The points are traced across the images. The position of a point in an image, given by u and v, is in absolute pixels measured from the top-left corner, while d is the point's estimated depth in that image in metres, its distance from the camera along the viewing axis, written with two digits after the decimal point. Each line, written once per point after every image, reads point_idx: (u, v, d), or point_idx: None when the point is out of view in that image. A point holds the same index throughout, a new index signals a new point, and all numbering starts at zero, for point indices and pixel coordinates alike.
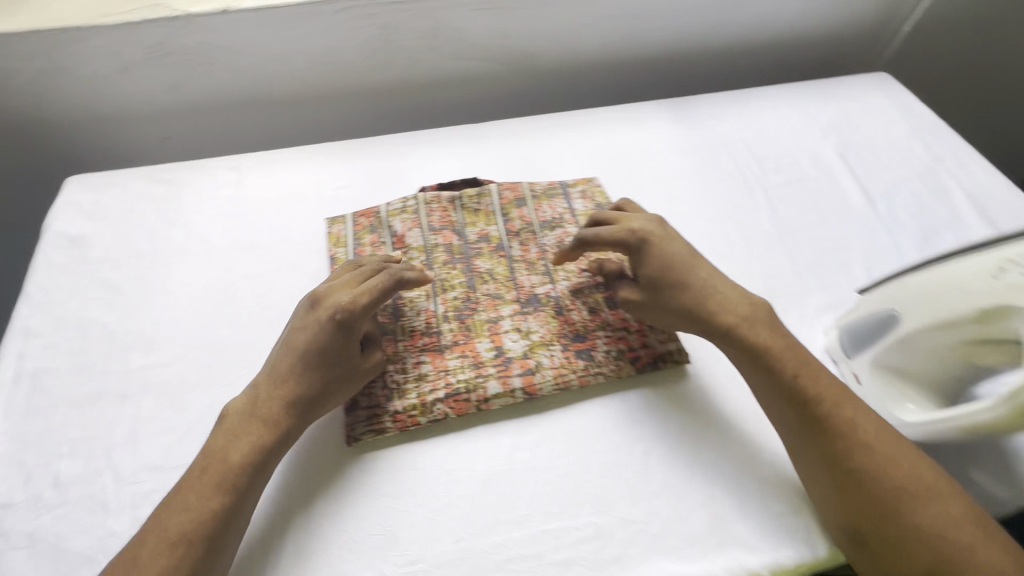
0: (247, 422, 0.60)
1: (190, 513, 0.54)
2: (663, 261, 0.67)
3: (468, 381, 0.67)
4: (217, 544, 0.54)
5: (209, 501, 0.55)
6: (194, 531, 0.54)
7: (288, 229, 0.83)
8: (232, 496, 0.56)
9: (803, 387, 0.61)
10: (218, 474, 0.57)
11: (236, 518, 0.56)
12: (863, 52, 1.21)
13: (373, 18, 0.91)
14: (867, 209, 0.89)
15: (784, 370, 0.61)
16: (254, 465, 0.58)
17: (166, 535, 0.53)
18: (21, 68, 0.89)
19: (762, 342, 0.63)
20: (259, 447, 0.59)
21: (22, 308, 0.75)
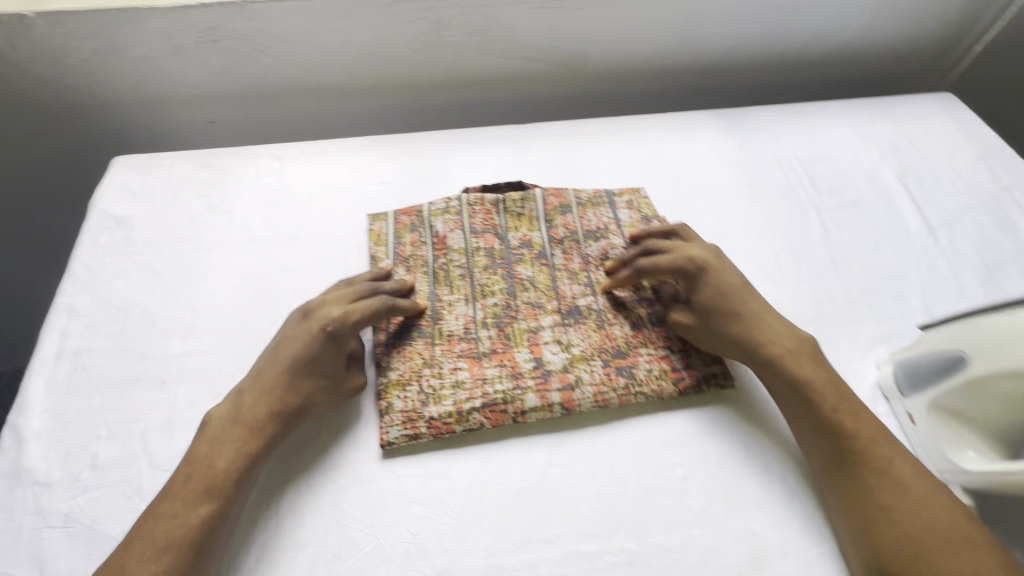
0: (231, 428, 0.60)
1: (173, 521, 0.54)
2: (719, 290, 0.67)
3: (505, 392, 0.65)
4: (203, 549, 0.54)
5: (193, 509, 0.55)
6: (181, 537, 0.54)
7: (328, 223, 0.83)
8: (216, 503, 0.56)
9: (840, 421, 0.59)
10: (198, 482, 0.57)
11: (222, 524, 0.56)
12: (926, 70, 1.16)
13: (426, 12, 0.90)
14: (927, 237, 0.85)
15: (822, 404, 0.60)
16: (239, 471, 0.58)
17: (152, 543, 0.53)
18: (78, 47, 0.90)
19: (806, 377, 0.62)
20: (244, 454, 0.59)
21: (67, 286, 0.75)
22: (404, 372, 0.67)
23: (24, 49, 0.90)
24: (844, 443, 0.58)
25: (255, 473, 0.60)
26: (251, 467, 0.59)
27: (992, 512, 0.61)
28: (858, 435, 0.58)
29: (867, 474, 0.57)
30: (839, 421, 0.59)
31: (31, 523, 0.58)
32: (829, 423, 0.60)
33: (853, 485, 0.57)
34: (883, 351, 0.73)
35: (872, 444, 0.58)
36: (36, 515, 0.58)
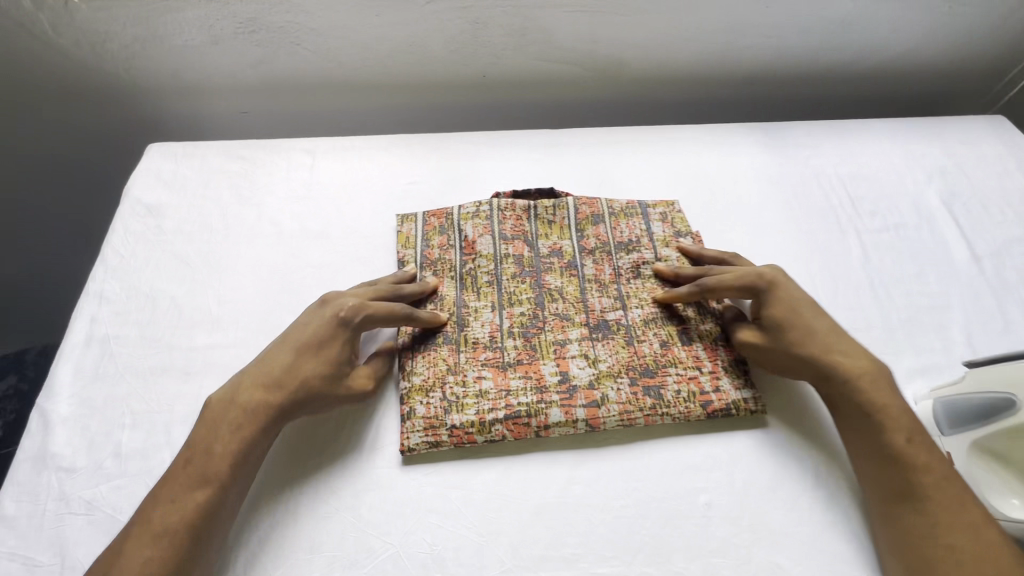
0: (230, 412, 0.59)
1: (174, 506, 0.54)
2: (795, 308, 0.66)
3: (529, 405, 0.64)
4: (199, 536, 0.53)
5: (193, 494, 0.55)
6: (177, 520, 0.53)
7: (357, 221, 0.82)
8: (213, 489, 0.55)
9: (911, 453, 0.57)
10: (198, 467, 0.56)
11: (220, 511, 0.55)
12: (977, 90, 1.12)
13: (464, 11, 0.89)
14: (972, 267, 0.82)
15: (897, 433, 0.58)
16: (236, 456, 0.57)
17: (151, 528, 0.53)
18: (119, 33, 0.90)
19: (884, 406, 0.59)
20: (240, 439, 0.58)
21: (99, 272, 0.76)
22: (428, 377, 0.66)
23: (67, 34, 0.91)
24: (912, 475, 0.56)
25: (253, 460, 0.59)
26: (248, 453, 0.58)
27: None
28: (930, 469, 0.56)
29: (935, 509, 0.54)
30: (911, 452, 0.57)
31: (54, 509, 0.58)
32: (898, 453, 0.57)
33: (916, 519, 0.54)
34: (922, 384, 0.70)
35: (943, 481, 0.55)
36: (59, 500, 0.59)
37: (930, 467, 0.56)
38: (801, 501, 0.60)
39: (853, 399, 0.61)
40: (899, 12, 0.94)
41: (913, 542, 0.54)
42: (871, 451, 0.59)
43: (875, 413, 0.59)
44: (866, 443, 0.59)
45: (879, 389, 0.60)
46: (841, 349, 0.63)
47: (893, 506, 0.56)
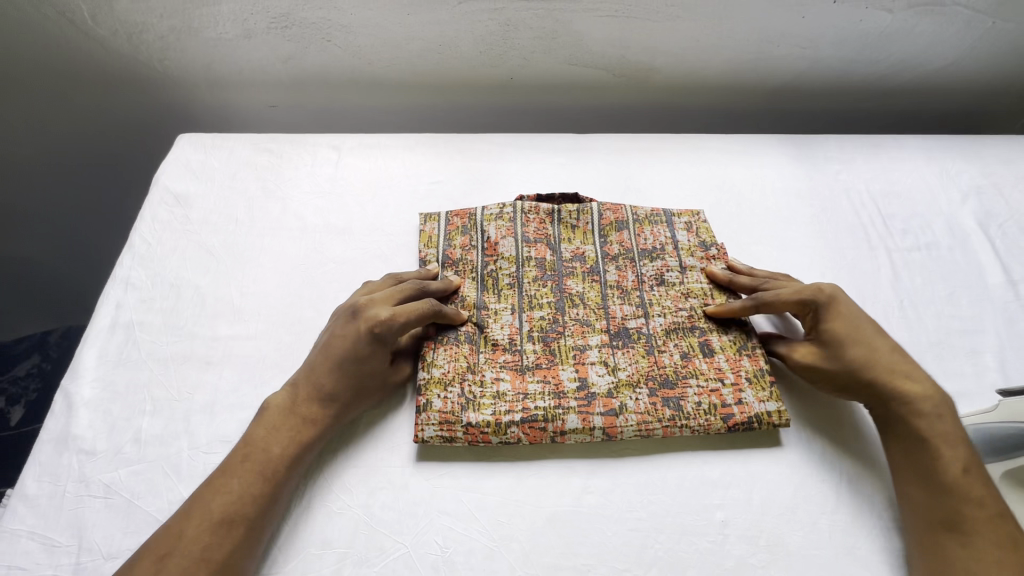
0: (287, 418, 0.61)
1: (229, 496, 0.55)
2: (858, 328, 0.64)
3: (547, 410, 0.63)
4: (253, 527, 0.55)
5: (250, 486, 0.56)
6: (236, 512, 0.54)
7: (380, 218, 0.83)
8: (268, 484, 0.57)
9: (967, 484, 0.55)
10: (254, 461, 0.58)
11: (273, 504, 0.57)
12: (1012, 110, 1.09)
13: (495, 12, 0.88)
14: (1007, 291, 0.79)
15: (955, 462, 0.56)
16: (292, 456, 0.59)
17: (209, 516, 0.54)
18: (156, 24, 0.92)
19: (943, 433, 0.58)
20: (297, 442, 0.59)
21: (126, 258, 0.77)
22: (448, 371, 0.65)
23: (105, 23, 0.93)
24: (964, 505, 0.54)
25: (307, 459, 0.60)
26: (303, 454, 0.60)
27: None
28: (986, 504, 0.54)
29: (983, 543, 0.52)
30: (967, 485, 0.55)
31: (74, 490, 0.59)
32: (953, 484, 0.55)
33: (960, 550, 0.52)
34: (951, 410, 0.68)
35: (998, 518, 0.53)
36: (80, 482, 0.59)
37: (987, 502, 0.54)
38: (822, 525, 0.59)
39: (912, 424, 0.59)
40: (940, 27, 0.92)
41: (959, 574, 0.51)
42: (924, 474, 0.57)
43: (931, 440, 0.58)
44: (921, 471, 0.57)
45: (942, 417, 0.59)
46: (903, 371, 0.62)
47: (938, 534, 0.54)
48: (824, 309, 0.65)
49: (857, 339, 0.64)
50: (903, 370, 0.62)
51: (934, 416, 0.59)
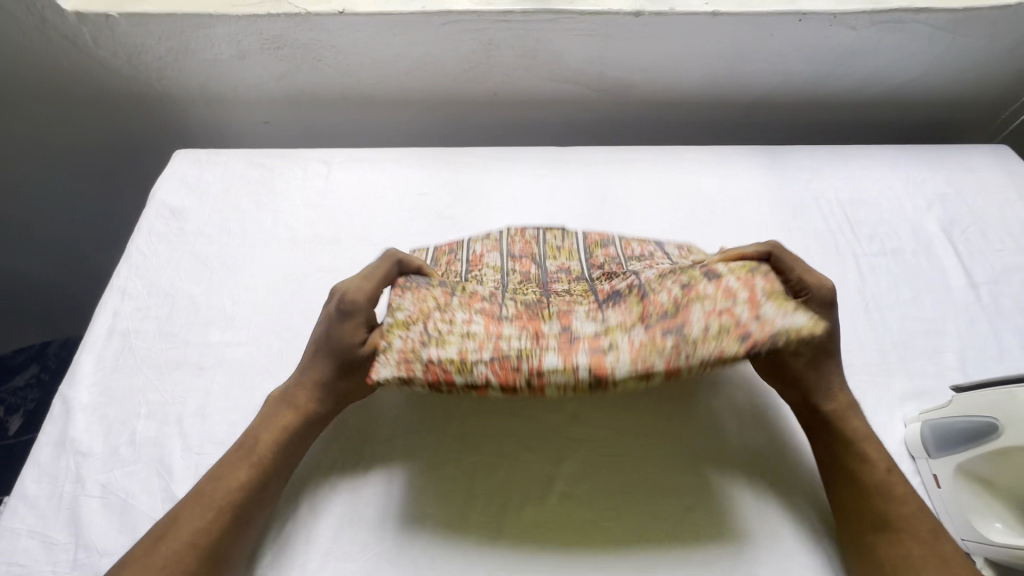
0: (279, 406, 0.63)
1: (230, 484, 0.57)
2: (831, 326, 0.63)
3: (521, 350, 0.58)
4: (240, 514, 0.56)
5: (240, 472, 0.58)
6: (229, 498, 0.56)
7: (367, 229, 0.86)
8: (257, 469, 0.58)
9: (890, 483, 0.58)
10: (251, 448, 0.60)
11: (262, 495, 0.58)
12: (978, 120, 1.13)
13: (479, 33, 0.92)
14: (968, 293, 0.83)
15: (878, 462, 0.59)
16: (281, 445, 0.61)
17: (203, 502, 0.56)
18: (154, 46, 0.95)
19: (862, 434, 0.61)
20: (285, 429, 0.61)
21: (123, 269, 0.81)
22: (412, 313, 0.61)
23: (105, 46, 0.96)
24: (887, 505, 0.57)
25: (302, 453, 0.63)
26: (297, 447, 0.62)
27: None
28: (908, 499, 0.57)
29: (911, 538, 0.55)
30: (892, 485, 0.58)
31: (71, 490, 0.62)
32: (879, 484, 0.58)
33: (892, 547, 0.55)
34: (912, 408, 0.72)
35: (920, 513, 0.56)
36: (76, 482, 0.62)
37: (908, 498, 0.57)
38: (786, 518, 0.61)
39: (835, 426, 0.62)
40: (904, 44, 0.96)
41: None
42: (847, 476, 0.60)
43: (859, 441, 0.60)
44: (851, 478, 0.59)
45: (857, 417, 0.62)
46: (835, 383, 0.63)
47: (870, 534, 0.56)
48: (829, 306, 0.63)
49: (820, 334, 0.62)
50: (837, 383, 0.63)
51: (853, 416, 0.62)
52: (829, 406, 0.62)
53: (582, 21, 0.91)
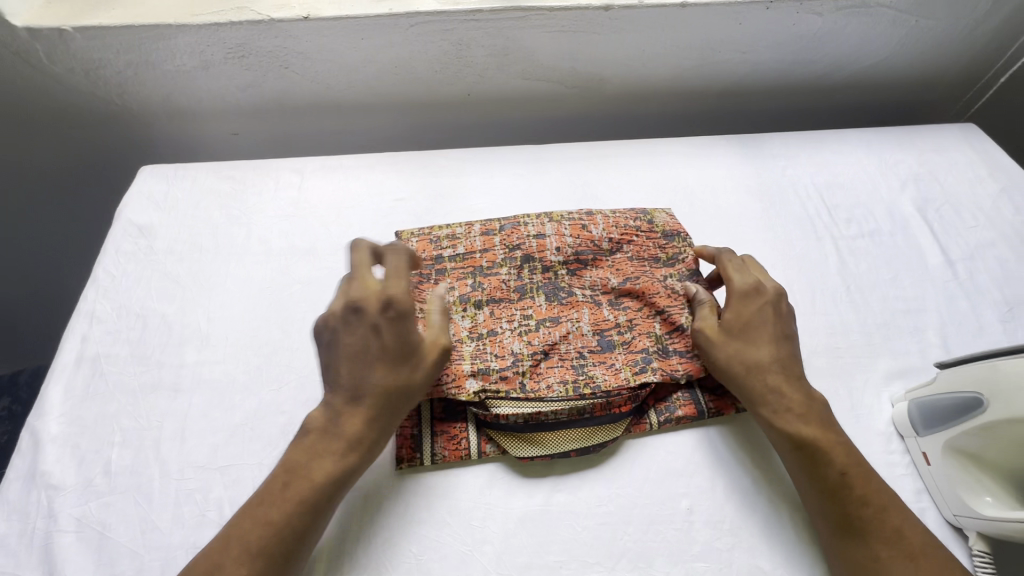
0: (335, 437, 0.57)
1: (275, 528, 0.53)
2: (776, 300, 0.67)
3: (496, 224, 0.77)
4: (287, 554, 0.53)
5: (289, 514, 0.54)
6: (279, 545, 0.53)
7: (344, 238, 0.84)
8: (303, 507, 0.54)
9: (852, 485, 0.58)
10: (295, 487, 0.55)
11: (308, 533, 0.55)
12: (940, 99, 1.16)
13: (448, 33, 0.91)
14: (946, 271, 0.84)
15: (832, 465, 0.59)
16: (333, 483, 0.56)
17: (251, 549, 0.52)
18: (113, 60, 0.92)
19: (814, 439, 0.60)
20: (337, 470, 0.56)
21: (89, 292, 0.77)
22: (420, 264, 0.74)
23: (61, 62, 0.92)
24: (851, 506, 0.57)
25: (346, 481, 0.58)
26: (344, 480, 0.57)
27: (996, 548, 0.61)
28: (867, 502, 0.57)
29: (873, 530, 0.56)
30: (848, 487, 0.57)
31: (43, 527, 0.59)
32: (837, 485, 0.58)
33: (897, 518, 0.56)
34: (897, 388, 0.72)
35: (881, 513, 0.56)
36: (48, 517, 0.60)
37: (852, 506, 0.57)
38: (780, 509, 0.63)
39: (779, 428, 0.61)
40: (869, 29, 0.98)
41: (880, 563, 0.54)
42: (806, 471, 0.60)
43: (806, 443, 0.60)
44: (809, 474, 0.59)
45: (807, 422, 0.61)
46: (798, 367, 0.65)
47: (838, 537, 0.57)
48: (774, 296, 0.67)
49: (758, 311, 0.66)
50: (789, 366, 0.64)
51: (795, 418, 0.61)
52: (772, 408, 0.62)
53: (552, 18, 0.90)
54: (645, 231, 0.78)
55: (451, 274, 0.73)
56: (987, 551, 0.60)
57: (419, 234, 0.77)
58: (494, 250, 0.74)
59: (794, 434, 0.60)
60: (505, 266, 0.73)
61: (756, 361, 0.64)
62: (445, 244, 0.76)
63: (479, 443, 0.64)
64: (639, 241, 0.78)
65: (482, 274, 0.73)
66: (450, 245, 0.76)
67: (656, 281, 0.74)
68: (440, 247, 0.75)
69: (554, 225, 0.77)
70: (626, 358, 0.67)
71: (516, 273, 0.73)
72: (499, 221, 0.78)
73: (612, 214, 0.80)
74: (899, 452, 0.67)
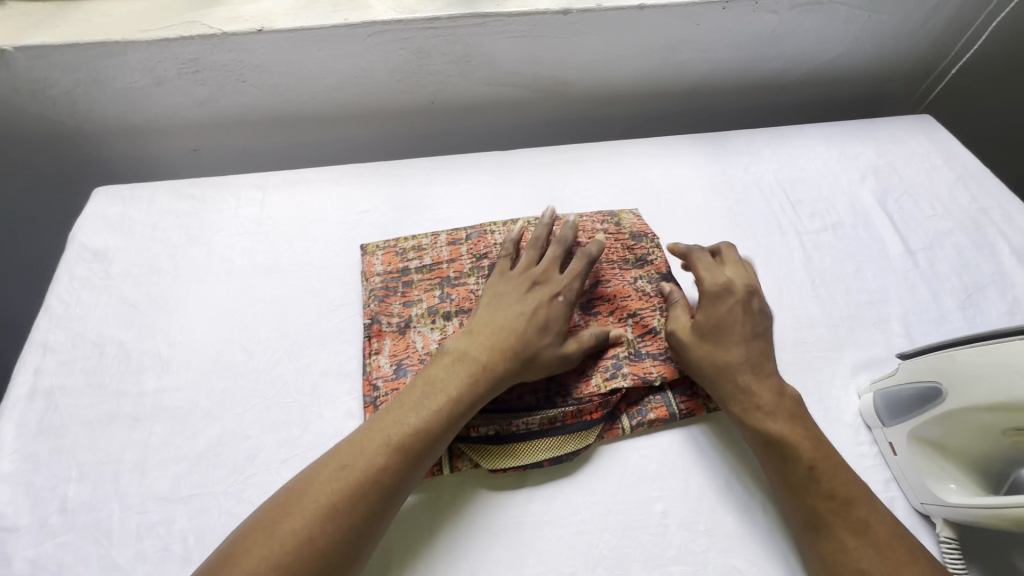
0: (474, 365, 0.61)
1: (410, 427, 0.56)
2: (746, 298, 0.69)
3: (463, 234, 0.78)
4: (411, 457, 0.55)
5: (425, 418, 0.57)
6: (410, 445, 0.56)
7: (309, 254, 0.82)
8: (438, 417, 0.58)
9: (819, 479, 0.58)
10: (431, 395, 0.59)
11: (432, 444, 0.57)
12: (898, 91, 1.18)
13: (408, 42, 0.90)
14: (907, 260, 0.85)
15: (799, 462, 0.59)
16: (462, 409, 0.59)
17: (385, 441, 0.55)
18: (59, 79, 0.89)
19: (785, 435, 0.60)
20: (470, 394, 0.60)
21: (41, 321, 0.74)
22: (386, 277, 0.75)
23: (4, 83, 0.89)
24: (819, 500, 0.57)
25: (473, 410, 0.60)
26: (471, 407, 0.60)
27: (963, 533, 0.62)
28: (834, 496, 0.57)
29: (843, 523, 0.56)
30: (816, 481, 0.58)
31: None
32: (805, 480, 0.58)
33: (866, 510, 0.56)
34: (864, 379, 0.74)
35: (847, 506, 0.56)
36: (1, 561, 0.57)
37: (821, 501, 0.57)
38: (753, 508, 0.63)
39: (751, 426, 0.62)
40: (823, 25, 0.99)
41: (848, 553, 0.54)
42: (776, 468, 0.60)
43: (775, 440, 0.60)
44: (780, 470, 0.60)
45: (776, 418, 0.61)
46: (769, 363, 0.65)
47: (809, 532, 0.57)
48: (747, 295, 0.69)
49: (728, 311, 0.67)
50: (757, 363, 0.64)
51: (766, 415, 0.61)
52: (741, 406, 0.63)
53: (511, 23, 0.89)
54: (613, 235, 0.79)
55: (418, 286, 0.73)
56: (954, 536, 0.61)
57: (385, 247, 0.78)
58: (461, 260, 0.75)
59: (765, 431, 0.61)
60: (473, 276, 0.74)
61: (727, 361, 0.64)
62: (412, 255, 0.76)
63: (449, 459, 0.63)
64: (607, 245, 0.78)
65: (450, 285, 0.73)
66: (417, 256, 0.76)
67: (625, 285, 0.74)
68: (406, 259, 0.76)
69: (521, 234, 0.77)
70: (597, 364, 0.67)
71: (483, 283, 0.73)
72: (466, 230, 0.79)
73: (580, 220, 0.80)
74: (866, 443, 0.68)
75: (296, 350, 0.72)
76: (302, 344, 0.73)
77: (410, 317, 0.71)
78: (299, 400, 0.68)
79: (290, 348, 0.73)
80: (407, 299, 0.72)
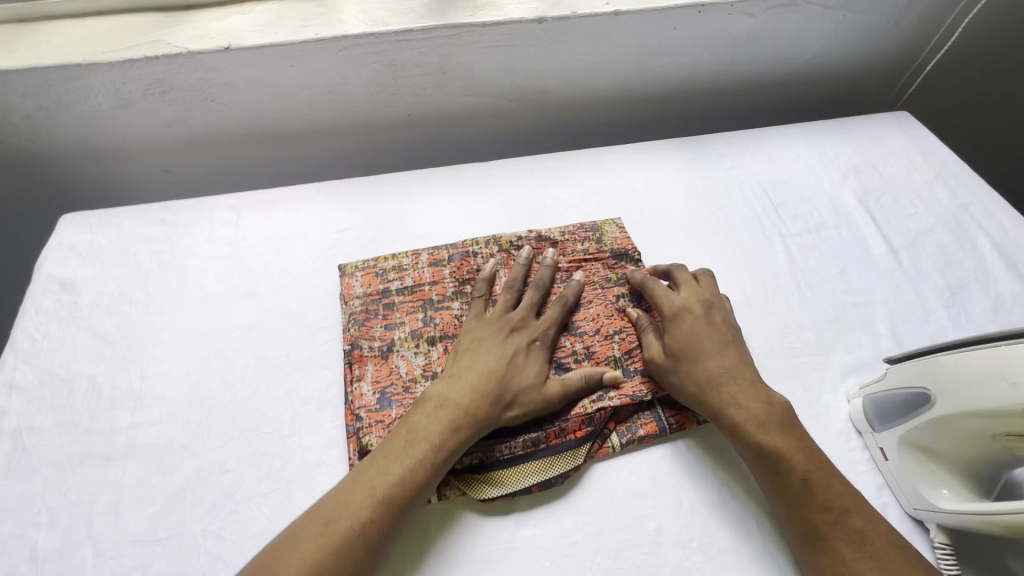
0: (458, 409, 0.60)
1: (396, 476, 0.55)
2: (705, 314, 0.68)
3: (444, 253, 0.76)
4: (398, 508, 0.54)
5: (411, 466, 0.56)
6: (397, 495, 0.54)
7: (286, 276, 0.80)
8: (424, 464, 0.56)
9: (813, 490, 0.57)
10: (417, 442, 0.57)
11: (418, 492, 0.56)
12: (875, 88, 1.19)
13: (381, 54, 0.88)
14: (890, 260, 0.85)
15: (792, 475, 0.58)
16: (448, 454, 0.58)
17: (370, 493, 0.54)
18: (19, 104, 0.86)
19: (776, 447, 0.59)
20: (455, 440, 0.58)
21: (7, 358, 0.71)
22: (365, 300, 0.73)
23: None
24: (813, 511, 0.56)
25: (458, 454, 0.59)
26: (456, 452, 0.59)
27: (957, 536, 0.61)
28: (830, 507, 0.56)
29: (837, 535, 0.55)
30: (811, 493, 0.57)
31: None
32: (800, 492, 0.57)
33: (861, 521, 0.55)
34: (852, 383, 0.73)
35: (842, 517, 0.56)
36: None
37: (814, 513, 0.56)
38: (746, 521, 0.62)
39: (742, 439, 0.61)
40: (799, 26, 0.99)
41: (845, 566, 0.54)
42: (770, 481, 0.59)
43: (768, 453, 0.59)
44: (773, 483, 0.59)
45: (767, 431, 0.60)
46: (755, 376, 0.65)
47: (804, 544, 0.57)
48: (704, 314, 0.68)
49: (693, 330, 0.67)
50: (741, 377, 0.64)
51: (756, 429, 0.60)
52: (730, 420, 0.62)
53: (485, 33, 0.88)
54: (594, 253, 0.78)
55: (400, 308, 0.72)
56: (949, 541, 0.60)
57: (364, 268, 0.76)
58: (444, 282, 0.74)
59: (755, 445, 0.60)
60: (456, 300, 0.73)
61: (711, 377, 0.63)
62: (392, 276, 0.75)
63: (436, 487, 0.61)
64: (589, 264, 0.77)
65: (433, 308, 0.72)
66: (398, 277, 0.74)
67: (608, 303, 0.73)
68: (387, 280, 0.74)
69: (503, 255, 0.77)
70: None
71: (467, 306, 0.72)
72: (448, 250, 0.77)
73: (561, 238, 0.79)
74: (858, 449, 0.68)
75: (275, 378, 0.70)
76: (280, 372, 0.71)
77: (393, 342, 0.69)
78: (279, 430, 0.66)
79: (268, 376, 0.70)
80: (389, 322, 0.70)
